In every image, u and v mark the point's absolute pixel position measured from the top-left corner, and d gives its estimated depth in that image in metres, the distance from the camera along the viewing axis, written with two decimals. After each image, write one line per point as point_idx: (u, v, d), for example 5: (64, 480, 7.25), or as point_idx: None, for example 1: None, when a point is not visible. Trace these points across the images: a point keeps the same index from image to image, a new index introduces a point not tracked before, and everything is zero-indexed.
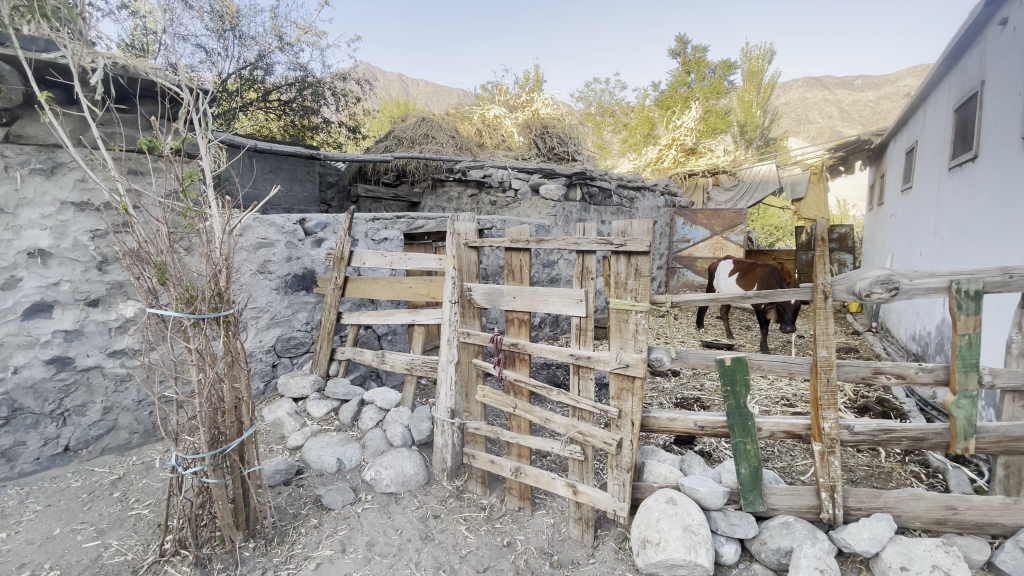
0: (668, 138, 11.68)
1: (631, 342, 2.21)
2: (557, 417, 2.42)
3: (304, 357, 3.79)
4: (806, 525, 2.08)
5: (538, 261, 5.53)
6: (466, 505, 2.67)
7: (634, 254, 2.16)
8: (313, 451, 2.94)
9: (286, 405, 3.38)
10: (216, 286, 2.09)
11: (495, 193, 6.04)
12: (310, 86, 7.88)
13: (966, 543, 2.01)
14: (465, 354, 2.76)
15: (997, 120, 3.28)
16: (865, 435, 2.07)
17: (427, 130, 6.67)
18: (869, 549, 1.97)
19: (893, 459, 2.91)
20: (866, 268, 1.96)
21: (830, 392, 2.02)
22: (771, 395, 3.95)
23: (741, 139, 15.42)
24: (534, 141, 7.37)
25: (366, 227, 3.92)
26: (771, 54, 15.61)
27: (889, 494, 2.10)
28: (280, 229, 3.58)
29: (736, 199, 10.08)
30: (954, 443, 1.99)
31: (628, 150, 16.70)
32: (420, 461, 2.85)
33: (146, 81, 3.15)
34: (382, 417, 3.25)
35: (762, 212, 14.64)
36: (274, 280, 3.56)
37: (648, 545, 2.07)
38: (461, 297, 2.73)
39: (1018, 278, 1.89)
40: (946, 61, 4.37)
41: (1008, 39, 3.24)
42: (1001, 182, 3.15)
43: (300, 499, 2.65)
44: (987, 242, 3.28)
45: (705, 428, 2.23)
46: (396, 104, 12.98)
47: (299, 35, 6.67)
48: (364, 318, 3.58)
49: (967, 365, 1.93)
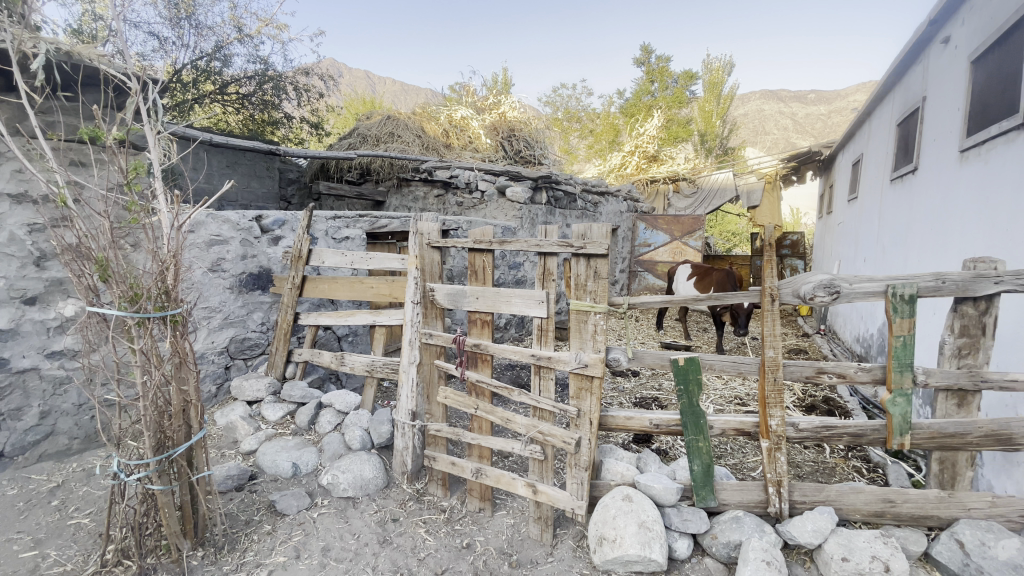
0: (632, 145, 11.96)
1: (590, 343, 2.25)
2: (518, 417, 2.43)
3: (259, 359, 3.67)
4: (754, 519, 2.16)
5: (504, 264, 5.55)
6: (426, 507, 2.64)
7: (594, 256, 2.19)
8: (267, 455, 2.85)
9: (240, 408, 3.27)
10: (163, 284, 1.99)
11: (461, 194, 6.03)
12: (270, 80, 7.64)
13: (904, 535, 2.13)
14: (427, 355, 2.73)
15: (938, 133, 3.50)
16: (809, 431, 2.17)
17: (392, 128, 6.59)
18: (812, 541, 2.07)
19: (837, 455, 3.06)
20: (810, 272, 2.07)
21: (777, 390, 2.11)
22: (725, 395, 4.09)
23: (701, 147, 15.95)
24: (501, 144, 7.41)
25: (327, 225, 3.83)
26: (730, 66, 16.24)
27: (832, 488, 2.20)
28: (235, 226, 3.46)
29: (695, 206, 10.43)
30: (891, 439, 2.10)
31: (594, 155, 16.97)
32: (380, 464, 2.80)
33: (92, 68, 3.00)
34: (341, 420, 3.18)
35: (721, 219, 15.18)
36: (228, 279, 3.43)
37: (605, 542, 2.11)
38: (423, 298, 2.70)
39: (950, 283, 2.01)
40: (891, 77, 4.64)
41: (950, 57, 3.46)
42: (939, 192, 3.36)
43: (253, 505, 2.56)
44: (925, 248, 3.49)
45: (660, 427, 2.29)
46: (361, 101, 12.78)
47: (260, 27, 6.47)
48: (323, 319, 3.49)
49: (902, 364, 2.04)
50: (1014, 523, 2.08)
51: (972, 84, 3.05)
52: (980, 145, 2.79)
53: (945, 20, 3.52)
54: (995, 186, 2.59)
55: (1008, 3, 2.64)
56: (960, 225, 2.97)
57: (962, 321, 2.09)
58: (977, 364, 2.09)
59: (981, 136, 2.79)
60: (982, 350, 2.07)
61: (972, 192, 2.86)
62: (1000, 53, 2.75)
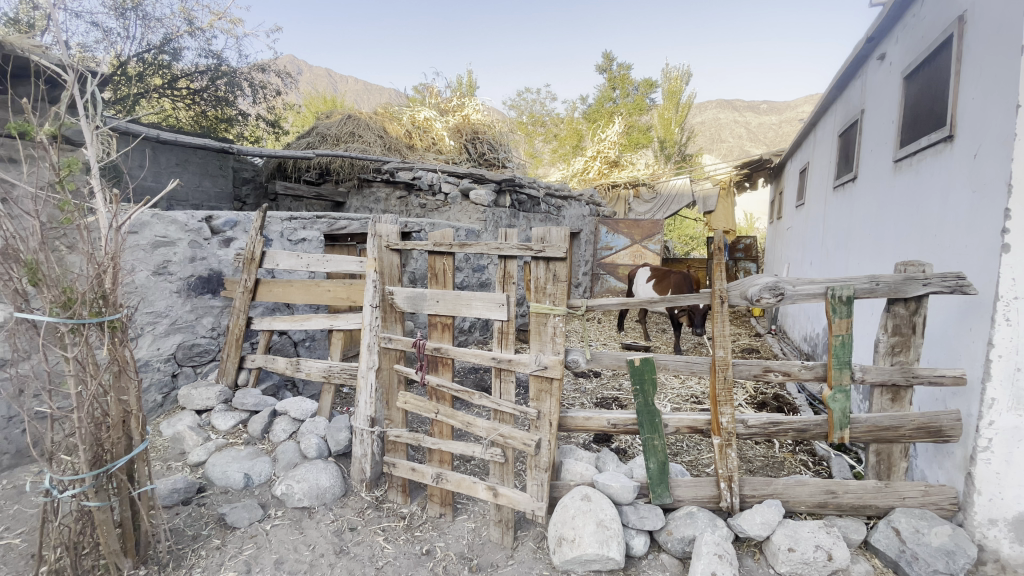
0: (593, 151, 12.21)
1: (549, 345, 2.27)
2: (479, 421, 2.42)
3: (209, 366, 3.52)
4: (707, 514, 2.22)
5: (468, 266, 5.52)
6: (386, 515, 2.59)
7: (553, 260, 2.21)
8: (216, 466, 2.74)
9: (188, 418, 3.12)
10: (100, 288, 1.88)
11: (424, 196, 5.95)
12: (224, 76, 7.38)
13: (846, 524, 2.25)
14: (386, 360, 2.67)
15: (875, 144, 3.73)
16: (757, 427, 2.25)
17: (353, 128, 6.48)
18: (761, 533, 2.15)
19: (786, 449, 3.21)
20: (756, 275, 2.16)
21: (727, 389, 2.19)
22: (682, 394, 4.22)
23: (661, 154, 16.43)
24: (464, 146, 7.41)
25: (282, 226, 3.71)
26: (688, 76, 16.79)
27: (779, 481, 2.30)
28: (182, 227, 3.29)
29: (654, 210, 10.72)
30: (832, 433, 2.20)
31: (558, 160, 17.21)
32: (337, 472, 2.72)
33: (24, 58, 2.81)
34: (296, 428, 3.08)
35: (680, 223, 15.67)
36: (174, 282, 3.27)
37: (564, 542, 2.12)
38: (382, 301, 2.65)
39: (883, 285, 2.14)
40: (834, 91, 4.91)
41: (885, 73, 3.70)
42: (876, 199, 3.57)
43: (200, 519, 2.45)
44: (864, 252, 3.70)
45: (618, 426, 2.33)
46: (321, 100, 12.51)
47: (212, 20, 6.24)
48: (277, 324, 3.38)
49: (841, 363, 2.16)
50: (946, 511, 2.19)
51: (905, 98, 3.27)
52: (913, 156, 2.99)
53: (881, 38, 3.76)
54: (926, 195, 2.76)
55: (936, 24, 2.84)
56: (895, 230, 3.16)
57: (894, 321, 2.22)
58: (909, 361, 2.23)
59: (913, 147, 2.98)
60: (913, 347, 2.21)
61: (905, 199, 3.05)
62: (930, 69, 2.95)
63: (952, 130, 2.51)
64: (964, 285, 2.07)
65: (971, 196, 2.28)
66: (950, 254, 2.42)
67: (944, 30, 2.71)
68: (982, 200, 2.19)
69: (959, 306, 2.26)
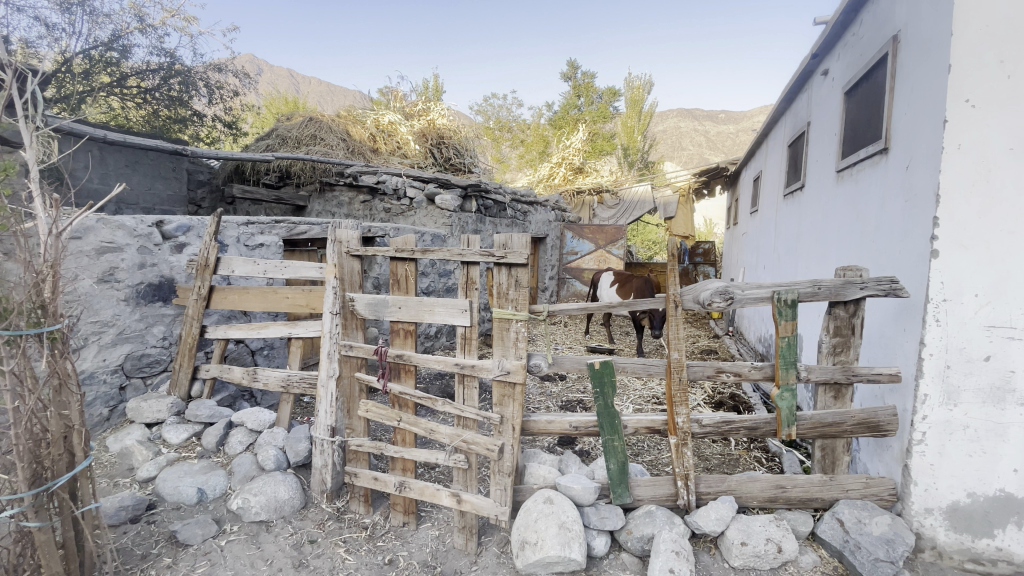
0: (559, 157, 12.39)
1: (512, 350, 2.28)
2: (442, 427, 2.41)
3: (160, 377, 3.37)
4: (665, 512, 2.29)
5: (434, 271, 5.50)
6: (347, 526, 2.54)
7: (515, 266, 2.24)
8: (167, 482, 2.63)
9: (137, 431, 2.98)
10: (38, 298, 1.77)
11: (388, 201, 5.87)
12: (177, 75, 7.13)
13: (794, 517, 2.36)
14: (347, 368, 2.63)
15: (820, 154, 3.93)
16: (712, 426, 2.33)
17: (314, 131, 6.37)
18: (715, 528, 2.23)
19: (741, 447, 3.35)
20: (708, 280, 2.25)
21: (682, 390, 2.26)
22: (643, 395, 4.35)
23: (624, 161, 16.82)
24: (430, 150, 7.37)
25: (239, 231, 3.59)
26: (650, 85, 17.27)
27: (732, 478, 2.39)
28: (131, 232, 3.15)
29: (618, 216, 10.98)
30: (781, 430, 2.30)
31: (524, 165, 17.39)
32: (296, 484, 2.65)
33: None
34: (253, 439, 2.98)
35: (643, 229, 16.07)
36: (122, 290, 3.12)
37: (527, 546, 2.14)
38: (342, 308, 2.60)
39: (824, 288, 2.27)
40: (782, 104, 5.16)
41: (828, 88, 3.91)
42: (821, 207, 3.76)
43: (150, 537, 2.34)
44: (811, 257, 3.89)
45: (579, 429, 2.38)
46: (283, 101, 12.25)
47: (165, 17, 6.04)
48: (233, 332, 3.28)
49: (787, 363, 2.26)
50: (885, 501, 2.32)
51: (845, 112, 3.47)
52: (853, 166, 3.17)
53: (824, 55, 3.98)
54: (865, 203, 2.93)
55: (873, 43, 3.03)
56: (838, 236, 3.34)
57: (836, 323, 2.35)
58: (849, 360, 2.37)
59: (853, 158, 3.16)
60: (852, 347, 2.35)
61: (846, 207, 3.23)
62: (868, 86, 3.14)
63: (887, 143, 2.69)
64: (897, 289, 2.19)
65: (904, 205, 2.44)
66: (886, 259, 2.58)
67: (880, 49, 2.90)
68: (913, 209, 2.34)
69: (896, 307, 2.41)
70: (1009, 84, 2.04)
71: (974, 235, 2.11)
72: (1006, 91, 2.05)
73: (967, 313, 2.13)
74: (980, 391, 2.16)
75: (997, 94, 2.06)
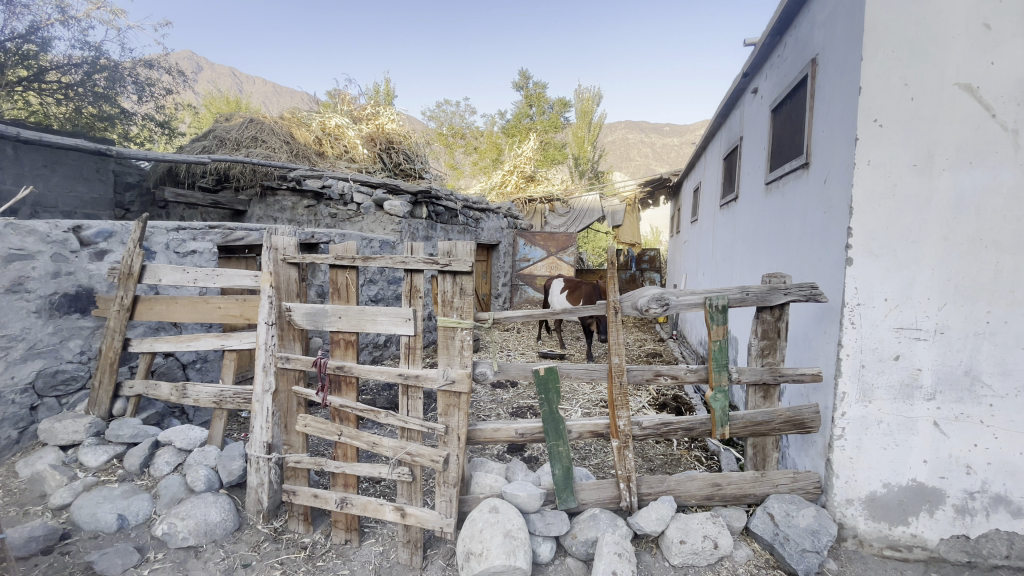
0: (510, 165, 12.52)
1: (457, 358, 2.27)
2: (385, 440, 2.35)
3: (78, 395, 3.10)
4: (609, 515, 2.34)
5: (382, 279, 5.40)
6: (285, 546, 2.43)
7: (459, 273, 2.22)
8: (84, 509, 2.42)
9: (51, 455, 2.74)
10: None
11: (334, 206, 5.69)
12: (103, 70, 6.70)
13: (729, 513, 2.46)
14: (284, 381, 2.54)
15: (751, 167, 4.17)
16: (651, 429, 2.40)
17: (255, 132, 6.13)
18: (655, 528, 2.30)
19: (682, 447, 3.50)
20: (645, 286, 2.33)
21: (623, 394, 2.32)
22: (592, 399, 4.45)
23: (576, 170, 17.20)
24: (379, 155, 7.23)
25: (168, 237, 3.38)
26: (599, 97, 17.78)
27: (672, 478, 2.47)
28: (43, 238, 2.89)
29: (568, 224, 11.21)
30: (715, 430, 2.39)
31: (477, 172, 17.38)
32: (229, 505, 2.51)
33: None
34: (182, 459, 2.80)
35: (593, 237, 16.47)
36: (33, 301, 2.85)
37: (472, 557, 2.11)
38: (278, 318, 2.50)
39: (752, 294, 2.39)
40: (718, 120, 5.46)
41: (758, 105, 4.16)
42: (752, 217, 3.98)
43: (62, 569, 2.15)
44: (743, 265, 4.10)
45: (525, 435, 2.39)
46: (224, 101, 11.72)
47: (91, 9, 5.66)
48: (160, 345, 3.07)
49: (720, 365, 2.37)
50: (811, 494, 2.46)
51: (772, 128, 3.70)
52: (779, 179, 3.37)
53: (754, 74, 4.24)
54: (789, 214, 3.12)
55: (796, 65, 3.25)
56: (767, 244, 3.53)
57: (763, 326, 2.49)
58: (776, 362, 2.51)
59: (779, 172, 3.36)
60: (779, 349, 2.49)
61: (773, 218, 3.44)
62: (792, 105, 3.36)
63: (808, 157, 2.88)
64: (816, 294, 2.34)
65: (822, 216, 2.62)
66: (808, 266, 2.75)
67: (801, 70, 3.12)
68: (831, 220, 2.51)
69: (817, 312, 2.59)
70: (911, 106, 2.25)
71: (882, 245, 2.30)
72: (909, 112, 2.25)
73: (879, 316, 2.32)
74: (892, 389, 2.34)
75: (901, 115, 2.25)
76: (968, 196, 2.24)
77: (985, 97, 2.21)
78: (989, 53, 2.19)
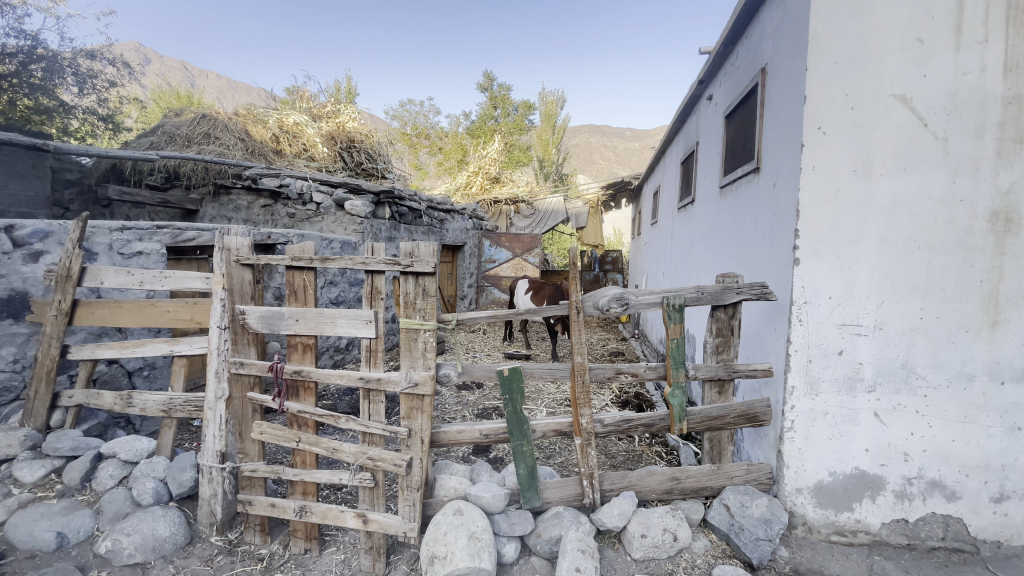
0: (475, 167, 12.51)
1: (420, 360, 2.25)
2: (345, 445, 2.30)
3: (11, 407, 2.90)
4: (572, 512, 2.37)
5: (343, 281, 5.29)
6: (241, 559, 2.34)
7: (422, 274, 2.21)
8: (19, 527, 2.26)
9: None
10: None
11: (292, 206, 5.53)
12: (41, 60, 6.29)
13: (688, 506, 2.54)
14: (238, 388, 2.45)
15: (707, 171, 4.31)
16: (613, 426, 2.43)
17: (207, 129, 5.89)
18: (617, 524, 2.35)
19: (643, 443, 3.59)
20: (606, 286, 2.37)
21: (585, 392, 2.36)
22: (556, 398, 4.50)
23: (540, 172, 17.33)
24: (339, 154, 7.07)
25: (111, 238, 3.20)
26: (562, 101, 17.95)
27: (633, 474, 2.52)
28: None
29: (533, 225, 11.28)
30: (674, 425, 2.46)
31: (442, 173, 17.25)
32: (179, 518, 2.39)
33: None
34: (129, 471, 2.65)
35: (558, 238, 16.63)
36: None
37: (436, 561, 2.09)
38: (232, 322, 2.41)
39: (707, 294, 2.48)
40: (675, 126, 5.63)
41: (712, 112, 4.31)
42: (707, 220, 4.11)
43: None
44: (699, 266, 4.24)
45: (489, 436, 2.38)
46: (175, 97, 11.29)
47: None
48: (104, 352, 2.91)
49: (677, 362, 2.44)
50: (764, 484, 2.57)
51: (726, 134, 3.84)
52: (733, 183, 3.49)
53: (709, 82, 4.40)
54: (742, 216, 3.25)
55: (747, 73, 3.39)
56: (722, 246, 3.65)
57: (717, 324, 2.58)
58: (729, 358, 2.61)
59: (733, 176, 3.49)
60: (732, 346, 2.59)
61: (727, 220, 3.56)
62: (743, 111, 3.50)
63: (759, 162, 3.01)
64: (766, 293, 2.45)
65: (773, 219, 2.74)
66: (760, 267, 2.87)
67: (752, 79, 3.25)
68: (780, 222, 2.63)
69: (768, 310, 2.71)
70: (852, 114, 2.39)
71: (827, 245, 2.43)
72: (850, 120, 2.39)
73: (824, 313, 2.45)
74: (836, 382, 2.48)
75: (843, 123, 2.39)
76: (904, 200, 2.40)
77: (918, 107, 2.37)
78: (923, 66, 2.35)
